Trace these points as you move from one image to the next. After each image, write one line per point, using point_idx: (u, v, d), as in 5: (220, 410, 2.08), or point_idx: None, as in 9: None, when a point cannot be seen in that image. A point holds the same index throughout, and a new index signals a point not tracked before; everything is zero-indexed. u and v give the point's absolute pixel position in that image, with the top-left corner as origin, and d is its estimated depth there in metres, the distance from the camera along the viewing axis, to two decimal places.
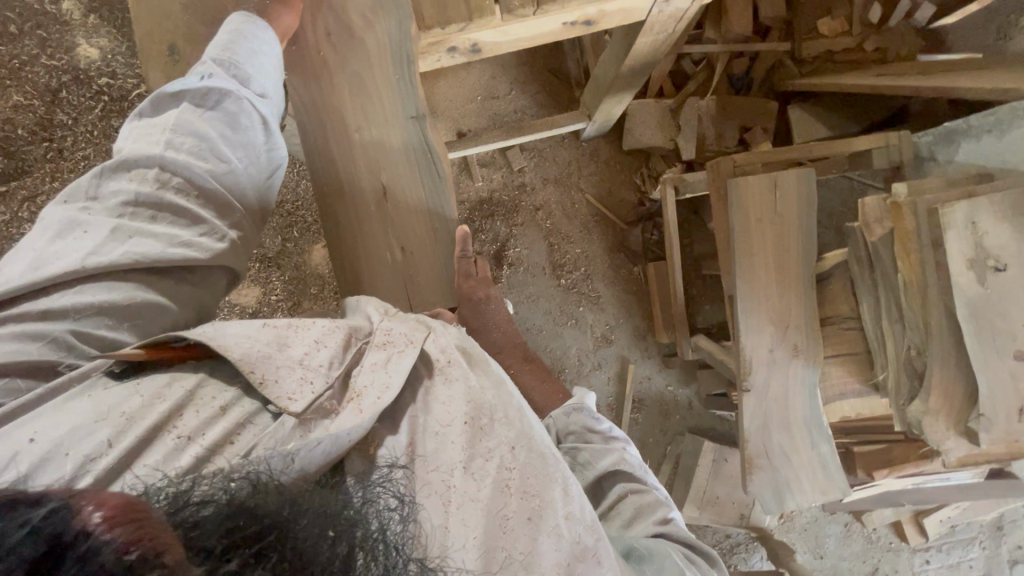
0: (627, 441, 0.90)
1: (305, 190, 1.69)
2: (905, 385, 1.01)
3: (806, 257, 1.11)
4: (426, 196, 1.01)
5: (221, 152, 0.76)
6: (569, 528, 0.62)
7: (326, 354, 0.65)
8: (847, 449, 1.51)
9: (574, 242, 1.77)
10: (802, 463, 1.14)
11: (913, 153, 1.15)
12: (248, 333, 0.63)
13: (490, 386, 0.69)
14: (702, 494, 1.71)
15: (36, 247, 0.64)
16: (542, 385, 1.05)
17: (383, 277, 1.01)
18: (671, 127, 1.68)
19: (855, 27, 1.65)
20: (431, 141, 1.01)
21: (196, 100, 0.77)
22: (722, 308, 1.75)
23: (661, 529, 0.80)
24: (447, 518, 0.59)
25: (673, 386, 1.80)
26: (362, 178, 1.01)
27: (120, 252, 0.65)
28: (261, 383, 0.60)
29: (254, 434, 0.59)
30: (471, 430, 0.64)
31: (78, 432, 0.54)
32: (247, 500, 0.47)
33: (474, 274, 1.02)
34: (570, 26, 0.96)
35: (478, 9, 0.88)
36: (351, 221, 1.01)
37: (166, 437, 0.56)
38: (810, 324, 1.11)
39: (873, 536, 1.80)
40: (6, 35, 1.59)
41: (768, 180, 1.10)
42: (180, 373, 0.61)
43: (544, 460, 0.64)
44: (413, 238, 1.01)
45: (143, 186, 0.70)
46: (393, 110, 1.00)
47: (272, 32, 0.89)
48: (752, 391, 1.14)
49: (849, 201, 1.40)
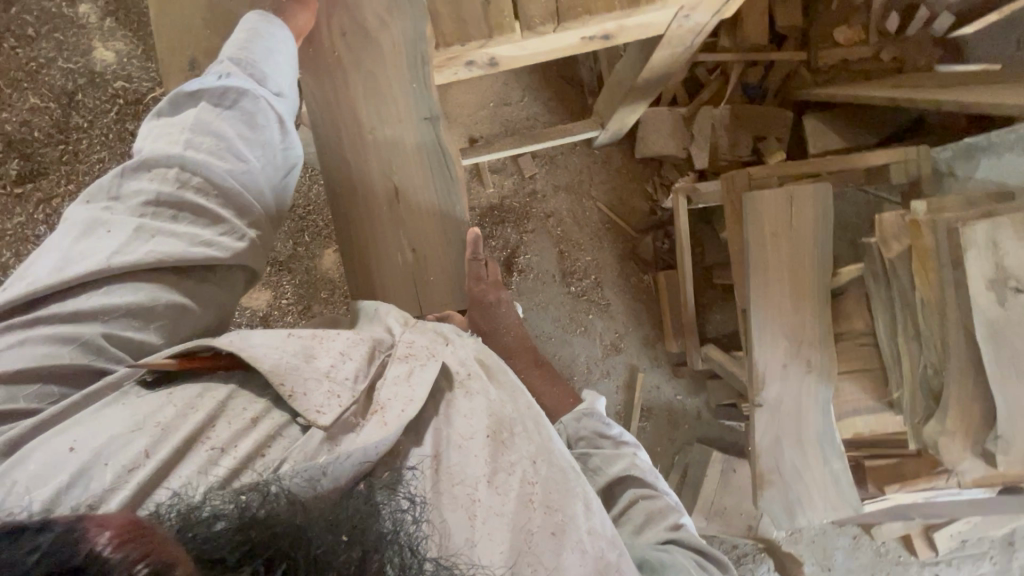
0: (637, 446, 0.91)
1: (316, 194, 1.70)
2: (921, 404, 1.00)
3: (823, 270, 1.10)
4: (439, 198, 1.00)
5: (239, 151, 0.77)
6: (592, 542, 0.63)
7: (351, 367, 0.66)
8: (858, 462, 1.50)
9: (584, 249, 1.76)
10: (814, 479, 1.13)
11: (932, 168, 1.14)
12: (276, 344, 0.63)
13: (507, 400, 0.70)
14: (710, 504, 1.70)
15: (62, 247, 0.66)
16: (553, 389, 1.03)
17: (394, 280, 1.00)
18: (684, 136, 1.67)
19: (872, 36, 1.64)
20: (445, 142, 0.99)
21: (214, 99, 0.78)
22: (732, 317, 1.74)
23: (671, 535, 0.80)
24: (473, 532, 0.59)
25: (681, 395, 1.80)
26: (375, 178, 0.99)
27: (144, 251, 0.66)
28: (290, 396, 0.61)
29: (283, 447, 0.59)
30: (494, 443, 0.65)
31: (116, 440, 0.54)
32: (259, 511, 0.48)
33: (485, 276, 1.00)
34: (588, 40, 0.95)
35: (499, 26, 0.89)
36: (363, 221, 1.00)
37: (199, 450, 0.56)
38: (825, 338, 1.11)
39: (882, 549, 1.79)
40: (24, 38, 1.60)
41: (784, 194, 1.09)
42: (212, 384, 0.61)
43: (564, 475, 0.66)
44: (425, 240, 1.00)
45: (164, 185, 0.71)
46: (407, 110, 0.99)
47: (288, 32, 0.88)
48: (765, 406, 1.13)
49: (864, 213, 1.39)
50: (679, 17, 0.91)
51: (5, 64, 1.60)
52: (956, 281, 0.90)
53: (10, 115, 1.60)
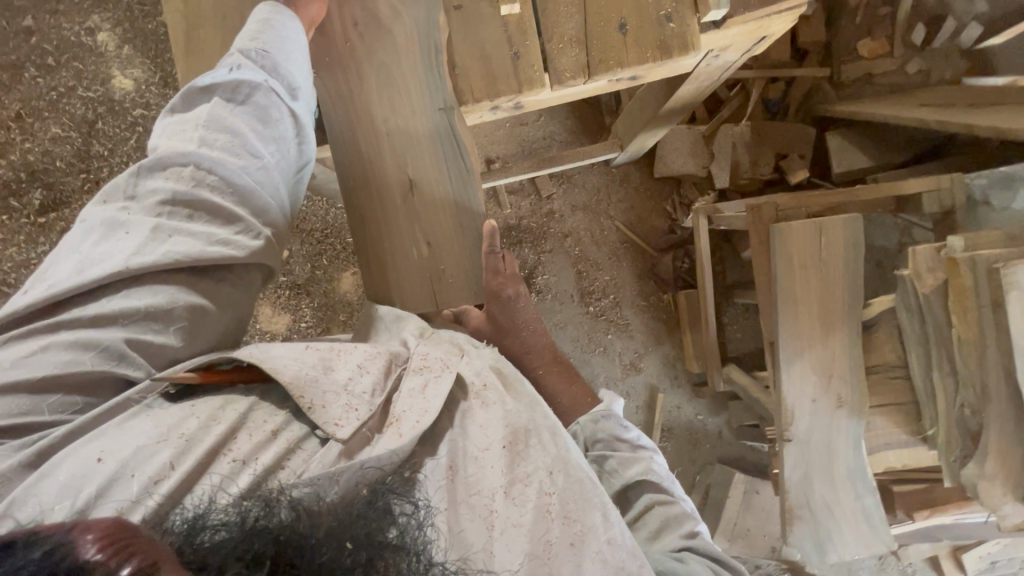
0: (655, 449, 0.84)
1: (334, 217, 1.70)
2: (956, 442, 0.99)
3: (855, 275, 1.07)
4: (454, 190, 0.90)
5: (254, 149, 0.72)
6: (612, 552, 0.61)
7: (369, 380, 0.65)
8: (886, 487, 1.46)
9: (603, 269, 1.75)
10: (845, 515, 1.11)
11: (966, 196, 1.11)
12: (295, 355, 0.63)
13: (524, 411, 0.68)
14: (732, 526, 1.68)
15: (81, 250, 0.63)
16: (570, 387, 0.89)
17: (408, 277, 0.91)
18: (704, 154, 1.65)
19: (897, 49, 1.60)
20: (460, 132, 0.89)
21: (226, 94, 0.73)
22: (754, 336, 1.72)
23: (687, 542, 0.75)
24: (492, 542, 0.59)
25: (702, 415, 1.78)
26: (388, 169, 0.91)
27: (162, 252, 0.63)
28: (310, 409, 0.60)
29: (303, 459, 0.59)
30: (510, 453, 0.64)
31: (141, 454, 0.54)
32: (258, 521, 0.47)
33: (504, 269, 0.88)
34: (615, 81, 0.92)
35: (529, 82, 0.88)
36: (375, 214, 0.91)
37: (221, 461, 0.56)
38: (853, 342, 1.09)
39: (908, 569, 1.76)
40: (45, 68, 1.62)
41: (814, 227, 1.06)
42: (233, 396, 0.61)
43: (582, 486, 0.64)
44: (441, 234, 0.90)
45: (179, 184, 0.67)
46: (420, 99, 0.89)
47: (298, 21, 0.82)
48: (795, 441, 1.12)
49: (892, 236, 1.37)
50: (709, 57, 0.91)
51: (27, 94, 1.61)
52: (996, 322, 0.87)
53: (31, 145, 1.61)
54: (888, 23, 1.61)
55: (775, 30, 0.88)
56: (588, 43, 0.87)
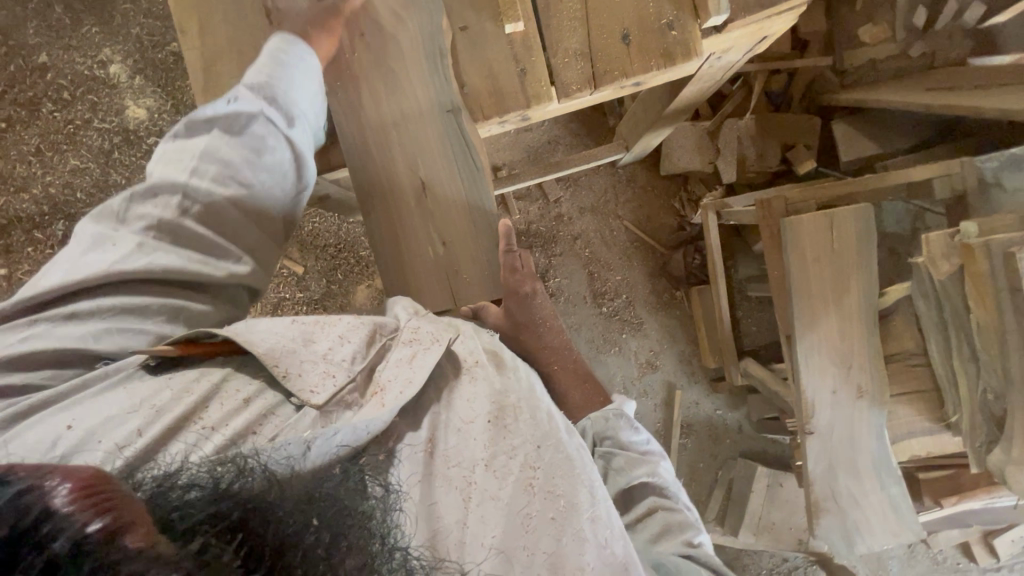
0: (662, 455, 0.85)
1: (346, 231, 1.72)
2: (982, 429, 1.00)
3: (867, 255, 1.07)
4: (467, 193, 0.90)
5: (246, 181, 0.74)
6: (594, 530, 0.62)
7: (349, 349, 0.67)
8: (912, 475, 1.45)
9: (614, 269, 1.75)
10: (872, 506, 1.11)
11: (977, 178, 1.10)
12: (278, 328, 0.66)
13: (518, 393, 0.69)
14: (758, 520, 1.68)
15: (68, 259, 0.66)
16: (583, 389, 0.91)
17: (425, 277, 0.91)
18: (710, 151, 1.65)
19: (899, 32, 1.58)
20: (469, 133, 0.89)
21: (225, 125, 0.75)
22: (769, 329, 1.72)
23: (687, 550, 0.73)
24: (466, 515, 0.60)
25: (722, 411, 1.78)
26: (400, 173, 0.91)
27: (143, 263, 0.66)
28: (284, 376, 0.62)
29: (277, 423, 0.61)
30: (495, 427, 0.66)
31: (112, 421, 0.57)
32: (232, 485, 0.47)
33: (521, 267, 0.89)
34: (620, 89, 0.92)
35: (536, 97, 0.90)
36: (390, 218, 0.91)
37: (191, 429, 0.58)
38: (869, 302, 1.09)
39: (939, 557, 1.75)
40: (61, 102, 1.67)
41: (824, 219, 1.07)
42: (208, 368, 0.63)
43: (570, 463, 0.65)
44: (455, 233, 0.90)
45: (166, 212, 0.69)
46: (428, 102, 0.89)
47: (314, 55, 0.85)
48: (816, 433, 1.12)
49: (905, 223, 1.36)
50: (711, 60, 0.92)
51: (45, 128, 1.67)
52: (1015, 305, 0.87)
53: (53, 177, 1.66)
54: (890, 8, 1.60)
55: (775, 29, 0.90)
56: (592, 55, 0.88)
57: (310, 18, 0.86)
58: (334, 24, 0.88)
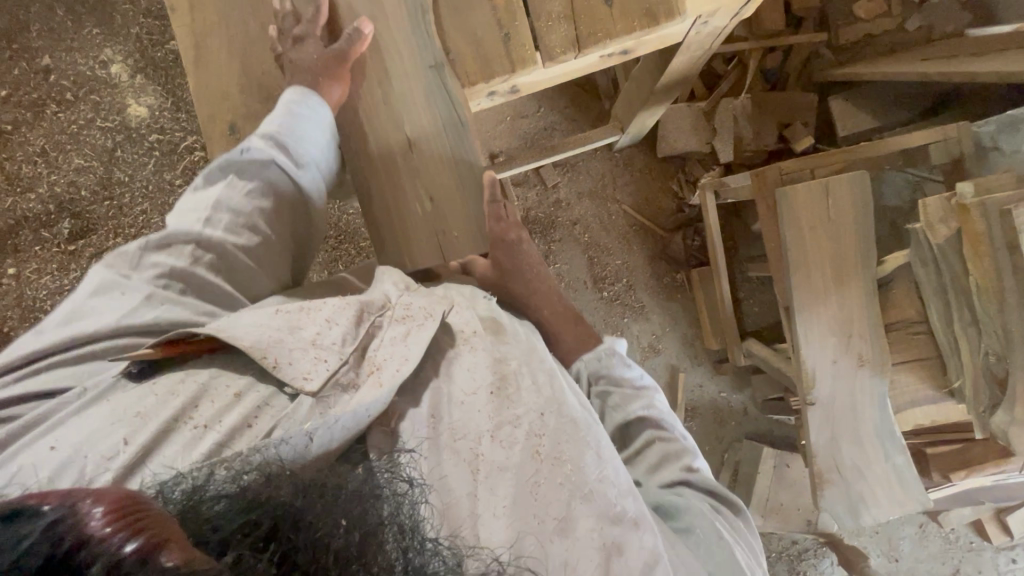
0: (656, 388, 0.88)
1: (346, 222, 1.73)
2: (985, 392, 0.99)
3: (864, 228, 1.07)
4: (450, 143, 0.92)
5: (257, 227, 0.80)
6: (604, 490, 0.63)
7: (337, 332, 0.68)
8: (919, 451, 1.44)
9: (613, 253, 1.75)
10: (877, 477, 1.11)
11: (974, 143, 1.10)
12: (260, 322, 0.66)
13: (519, 358, 0.72)
14: (766, 501, 1.66)
15: (77, 302, 0.69)
16: (576, 327, 0.96)
17: (414, 233, 0.94)
18: (707, 131, 1.65)
19: (894, 8, 1.58)
20: (453, 87, 0.91)
21: (239, 173, 0.80)
22: (772, 309, 1.71)
23: (683, 475, 0.77)
24: (476, 487, 0.60)
25: (726, 393, 1.77)
26: (387, 132, 0.93)
27: (154, 317, 0.69)
28: (275, 366, 0.63)
29: (272, 415, 0.62)
30: (498, 398, 0.67)
31: (96, 434, 0.57)
32: (259, 493, 0.47)
33: (505, 217, 0.95)
34: (607, 57, 0.95)
35: (521, 60, 0.89)
36: (378, 174, 0.93)
37: (183, 429, 0.59)
38: (868, 281, 1.08)
39: (951, 536, 1.73)
40: (64, 103, 1.70)
41: (819, 186, 1.06)
42: (192, 369, 0.64)
43: (575, 426, 0.66)
44: (442, 188, 0.93)
45: (180, 261, 0.73)
46: (411, 60, 0.92)
47: (326, 107, 0.88)
48: (818, 404, 1.11)
49: (905, 196, 1.36)
50: (698, 24, 0.92)
51: (50, 129, 1.69)
52: (1014, 264, 0.87)
53: (58, 176, 1.69)
54: None
55: None
56: (576, 18, 0.88)
57: (323, 68, 0.88)
58: (342, 72, 0.90)
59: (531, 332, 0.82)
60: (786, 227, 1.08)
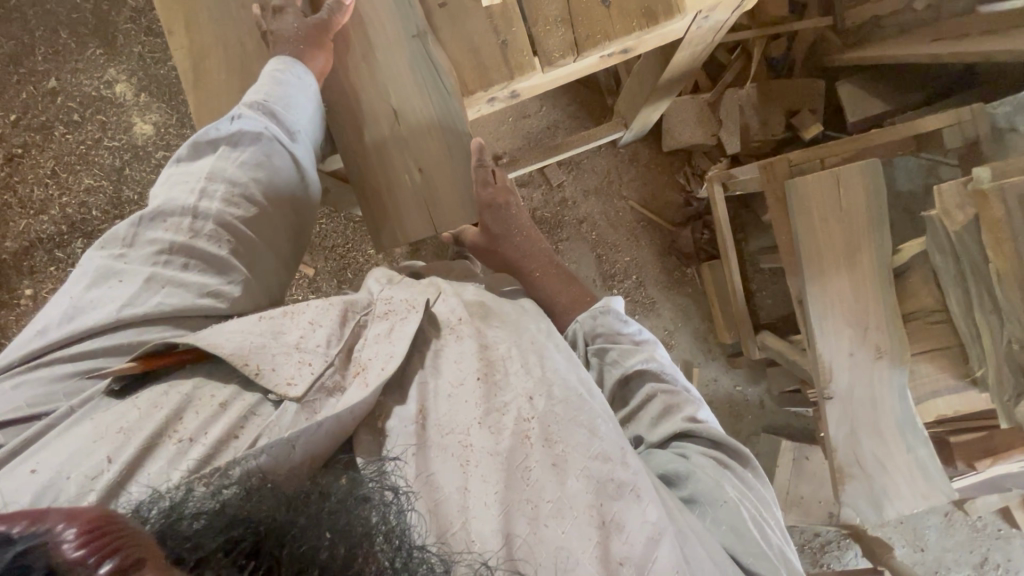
0: (655, 342, 0.86)
1: (353, 231, 1.72)
2: (1010, 380, 0.97)
3: (875, 198, 1.04)
4: (436, 110, 0.91)
5: (253, 197, 0.80)
6: (598, 466, 0.63)
7: (322, 334, 0.69)
8: (943, 440, 1.41)
9: (622, 250, 1.74)
10: (899, 469, 1.09)
11: (989, 125, 1.07)
12: (246, 327, 0.67)
13: (507, 343, 0.73)
14: (786, 495, 1.65)
15: (75, 294, 0.71)
16: (569, 288, 0.96)
17: (405, 206, 0.93)
18: (712, 122, 1.62)
19: None
20: (435, 54, 0.89)
21: (229, 143, 0.81)
22: (785, 300, 1.69)
23: (687, 424, 0.76)
24: (466, 480, 0.60)
25: (741, 386, 1.75)
26: (374, 107, 0.93)
27: (154, 303, 0.70)
28: (258, 374, 0.63)
29: (257, 425, 0.62)
30: (485, 384, 0.67)
31: (77, 455, 0.57)
32: (239, 508, 0.47)
33: (493, 181, 0.92)
34: (606, 57, 0.93)
35: (519, 68, 0.89)
36: (367, 147, 0.93)
37: (167, 443, 0.59)
38: (879, 256, 1.06)
39: (978, 524, 1.70)
40: (72, 124, 1.72)
41: (830, 177, 1.04)
42: (176, 380, 0.65)
43: (565, 404, 0.67)
44: (430, 157, 0.92)
45: (178, 235, 0.74)
46: (395, 32, 0.91)
47: (313, 77, 0.88)
48: (837, 398, 1.09)
49: (917, 180, 1.33)
50: (698, 20, 0.89)
51: (59, 151, 1.72)
52: None
53: (69, 198, 1.70)
54: None
55: None
56: (573, 21, 0.87)
57: (305, 38, 0.87)
58: (326, 40, 0.90)
59: (542, 316, 0.82)
60: (796, 216, 1.06)
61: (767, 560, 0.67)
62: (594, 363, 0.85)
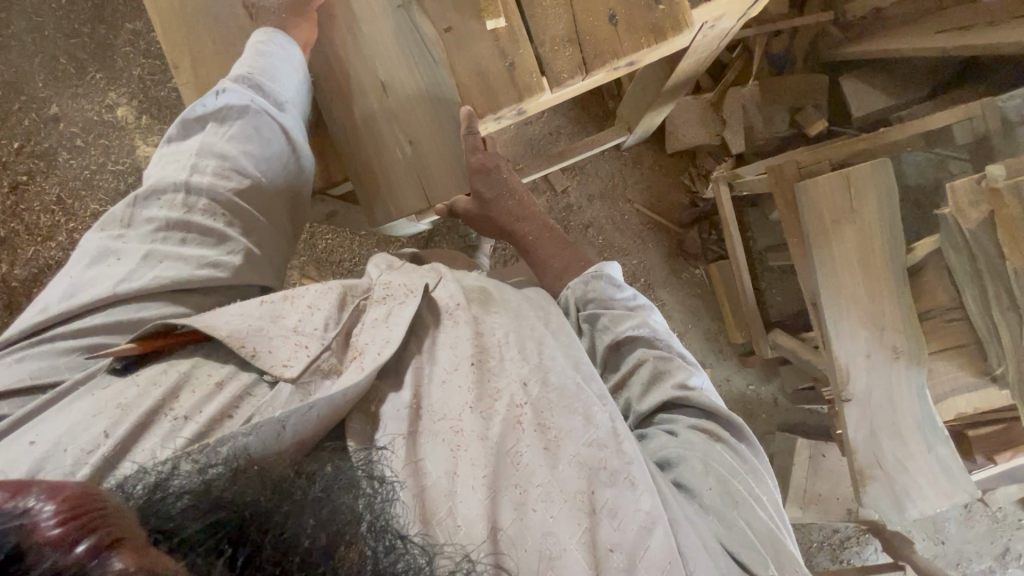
0: (651, 308, 0.85)
1: (359, 245, 1.72)
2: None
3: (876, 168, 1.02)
4: (422, 82, 0.95)
5: (244, 170, 0.79)
6: (592, 453, 0.62)
7: (320, 317, 0.68)
8: (960, 433, 1.40)
9: (629, 253, 1.73)
10: (920, 467, 1.09)
11: (999, 120, 1.06)
12: (247, 311, 0.66)
13: (506, 328, 0.72)
14: (804, 493, 1.64)
15: (76, 273, 0.72)
16: (564, 252, 0.96)
17: (398, 180, 0.99)
18: (716, 123, 1.61)
19: None
20: (420, 24, 0.92)
21: (217, 121, 0.81)
22: (794, 295, 1.68)
23: (679, 392, 0.75)
24: (455, 464, 0.60)
25: (754, 386, 1.74)
26: (364, 81, 0.97)
27: (150, 277, 0.70)
28: (254, 355, 0.63)
29: (253, 404, 0.62)
30: (479, 368, 0.67)
31: (76, 428, 0.58)
32: (223, 490, 0.47)
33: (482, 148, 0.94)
34: (614, 70, 0.90)
35: (527, 90, 0.88)
36: (360, 121, 0.98)
37: (163, 420, 0.59)
38: (882, 221, 1.04)
39: (999, 515, 1.68)
40: (75, 149, 1.72)
41: (840, 180, 1.04)
42: (177, 359, 0.65)
43: (560, 393, 0.66)
44: (419, 128, 0.97)
45: (173, 212, 0.74)
46: (380, 4, 0.94)
47: (296, 46, 0.90)
48: (854, 400, 1.09)
49: (925, 172, 1.32)
50: (705, 29, 0.91)
51: (63, 177, 1.72)
52: None
53: (76, 224, 1.71)
54: None
55: None
56: (580, 40, 0.87)
57: (288, 6, 0.91)
58: (309, 10, 0.93)
59: (545, 301, 0.81)
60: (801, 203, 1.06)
61: (756, 547, 0.64)
62: (585, 330, 0.84)
